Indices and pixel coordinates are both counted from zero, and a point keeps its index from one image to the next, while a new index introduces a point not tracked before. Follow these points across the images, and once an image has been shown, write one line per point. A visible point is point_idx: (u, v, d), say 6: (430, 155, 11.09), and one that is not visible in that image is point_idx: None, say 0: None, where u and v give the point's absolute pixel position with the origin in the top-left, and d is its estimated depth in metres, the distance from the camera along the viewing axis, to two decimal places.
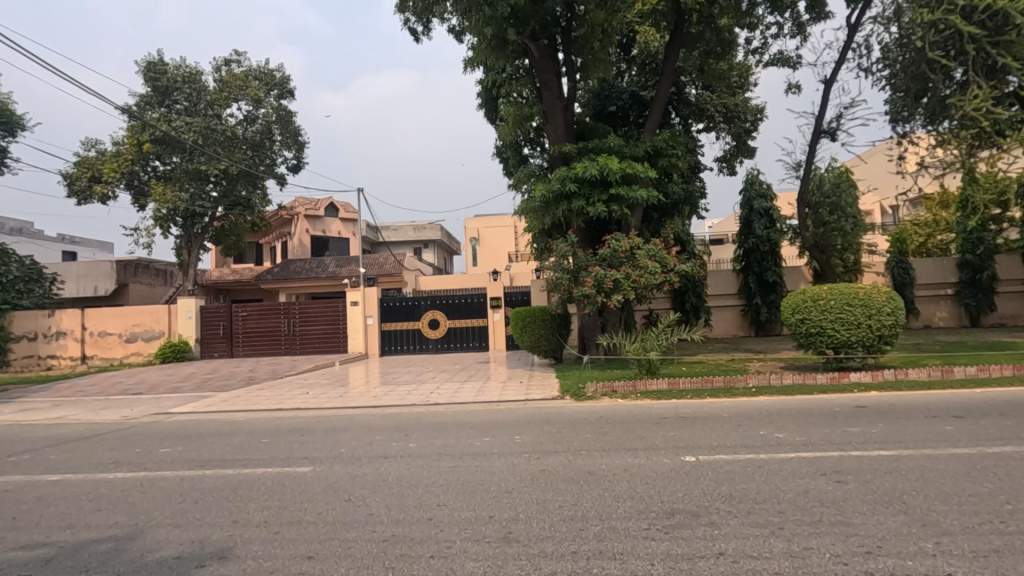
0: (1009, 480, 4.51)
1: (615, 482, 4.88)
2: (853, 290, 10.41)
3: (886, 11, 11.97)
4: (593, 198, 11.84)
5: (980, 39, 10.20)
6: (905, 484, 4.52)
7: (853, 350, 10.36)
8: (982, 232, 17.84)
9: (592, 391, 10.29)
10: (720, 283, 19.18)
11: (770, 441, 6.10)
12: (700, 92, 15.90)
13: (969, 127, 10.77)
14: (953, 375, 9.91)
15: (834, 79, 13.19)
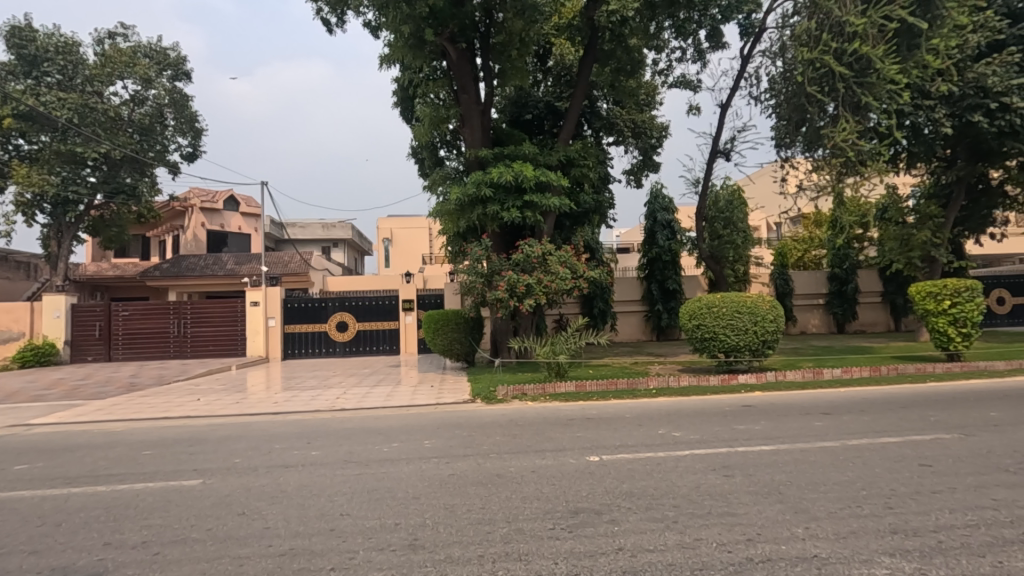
0: (865, 469, 5.11)
1: (523, 484, 4.97)
2: (742, 298, 11.37)
3: (773, 46, 13.19)
4: (507, 203, 12.01)
5: (848, 79, 11.53)
6: (783, 476, 4.98)
7: (741, 354, 11.28)
8: (848, 249, 20.20)
9: (502, 394, 10.40)
10: (625, 290, 20.16)
11: (668, 440, 6.49)
12: (611, 107, 16.64)
13: (838, 155, 12.14)
14: (823, 377, 11.09)
15: (729, 105, 14.28)
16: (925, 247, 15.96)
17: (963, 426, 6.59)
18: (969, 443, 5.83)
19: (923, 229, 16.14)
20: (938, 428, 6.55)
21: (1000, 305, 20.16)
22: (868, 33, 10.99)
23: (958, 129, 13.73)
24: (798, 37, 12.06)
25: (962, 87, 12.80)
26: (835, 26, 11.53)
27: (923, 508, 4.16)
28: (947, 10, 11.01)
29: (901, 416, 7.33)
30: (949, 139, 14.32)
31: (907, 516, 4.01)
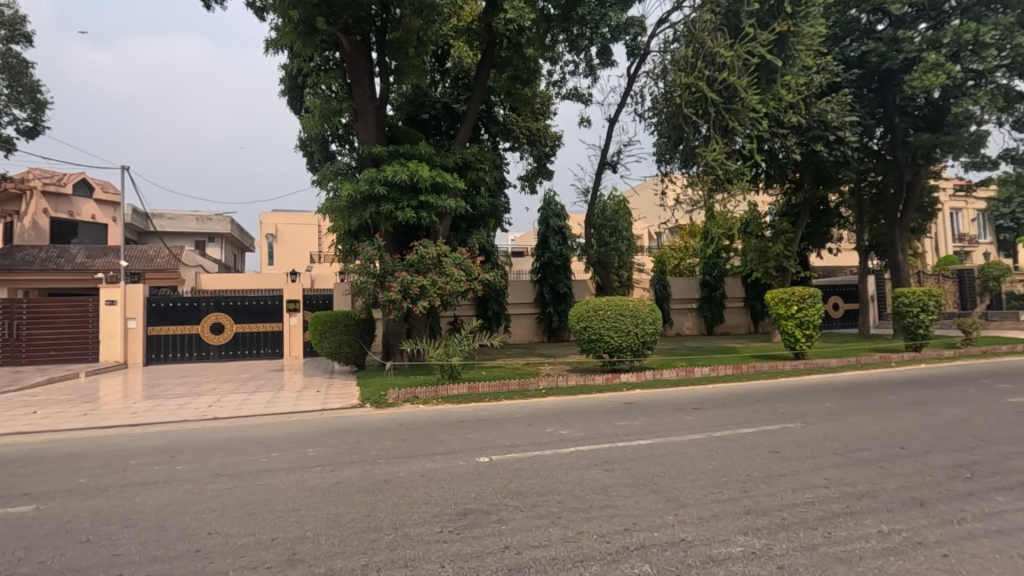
0: (726, 458, 5.67)
1: (412, 488, 4.89)
2: (625, 302, 12.11)
3: (656, 69, 14.19)
4: (402, 203, 11.77)
5: (718, 105, 12.74)
6: (657, 467, 5.38)
7: (623, 354, 11.99)
8: (716, 259, 22.34)
9: (393, 397, 10.15)
10: (519, 293, 20.60)
11: (556, 438, 6.73)
12: (507, 113, 16.96)
13: (709, 173, 13.37)
14: (694, 374, 12.14)
15: (617, 120, 15.14)
16: (779, 258, 18.07)
17: (805, 416, 7.55)
18: (809, 431, 6.69)
19: (777, 242, 18.27)
20: (786, 419, 7.44)
21: (836, 310, 23.38)
22: (735, 66, 12.23)
23: (805, 156, 15.74)
24: (677, 62, 13.12)
25: (809, 120, 14.67)
26: (708, 55, 12.69)
27: (771, 490, 4.70)
28: (797, 52, 12.53)
29: (757, 408, 8.24)
30: (798, 164, 16.38)
31: (758, 498, 4.51)
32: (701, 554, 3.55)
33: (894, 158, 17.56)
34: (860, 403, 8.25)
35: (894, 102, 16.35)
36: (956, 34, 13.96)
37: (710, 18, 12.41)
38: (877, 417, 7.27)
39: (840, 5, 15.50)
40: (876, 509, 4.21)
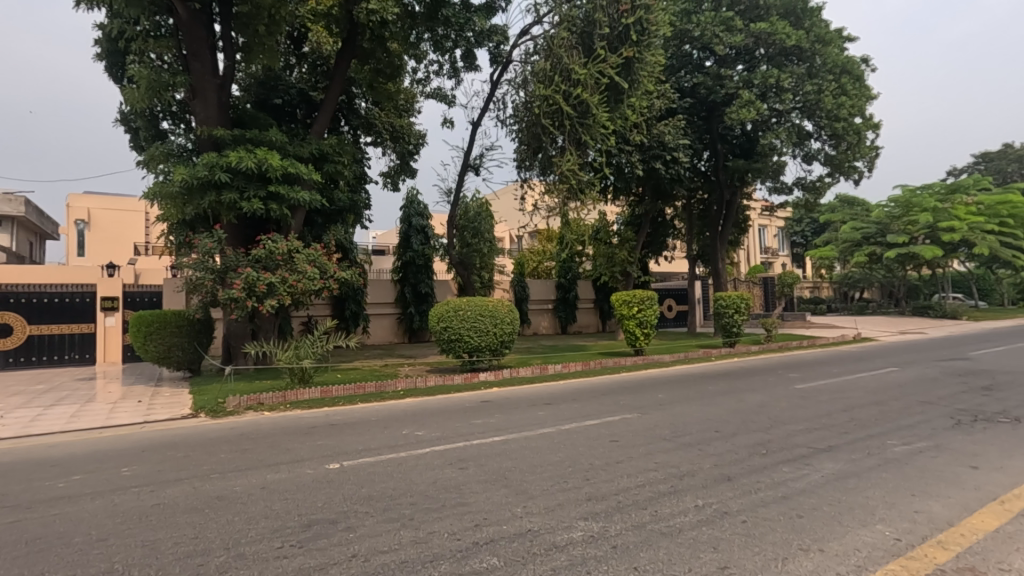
0: (572, 449, 6.07)
1: (250, 503, 4.51)
2: (485, 303, 12.36)
3: (517, 78, 14.72)
4: (248, 192, 10.78)
5: (573, 119, 13.57)
6: (508, 462, 5.58)
7: (482, 354, 12.23)
8: (570, 262, 23.81)
9: (234, 405, 9.26)
10: (378, 292, 20.04)
11: (411, 439, 6.66)
12: (369, 106, 16.39)
13: (564, 182, 14.19)
14: (548, 372, 12.81)
15: (479, 124, 15.42)
16: (624, 264, 19.81)
17: (641, 407, 8.36)
18: (644, 420, 7.42)
19: (622, 249, 20.03)
20: (625, 410, 8.18)
21: (670, 311, 26.23)
22: (588, 83, 13.12)
23: (646, 172, 17.46)
24: (537, 74, 13.73)
25: (650, 140, 16.27)
26: (564, 71, 13.45)
27: (610, 476, 5.12)
28: (641, 77, 13.78)
29: (601, 402, 8.94)
30: (641, 180, 18.11)
31: (598, 484, 4.88)
32: (545, 542, 3.75)
33: (717, 179, 20.17)
34: (686, 394, 9.35)
35: (717, 130, 18.79)
36: (763, 78, 16.45)
37: (567, 36, 13.20)
38: (698, 405, 8.31)
39: (676, 40, 17.47)
40: (694, 487, 4.79)
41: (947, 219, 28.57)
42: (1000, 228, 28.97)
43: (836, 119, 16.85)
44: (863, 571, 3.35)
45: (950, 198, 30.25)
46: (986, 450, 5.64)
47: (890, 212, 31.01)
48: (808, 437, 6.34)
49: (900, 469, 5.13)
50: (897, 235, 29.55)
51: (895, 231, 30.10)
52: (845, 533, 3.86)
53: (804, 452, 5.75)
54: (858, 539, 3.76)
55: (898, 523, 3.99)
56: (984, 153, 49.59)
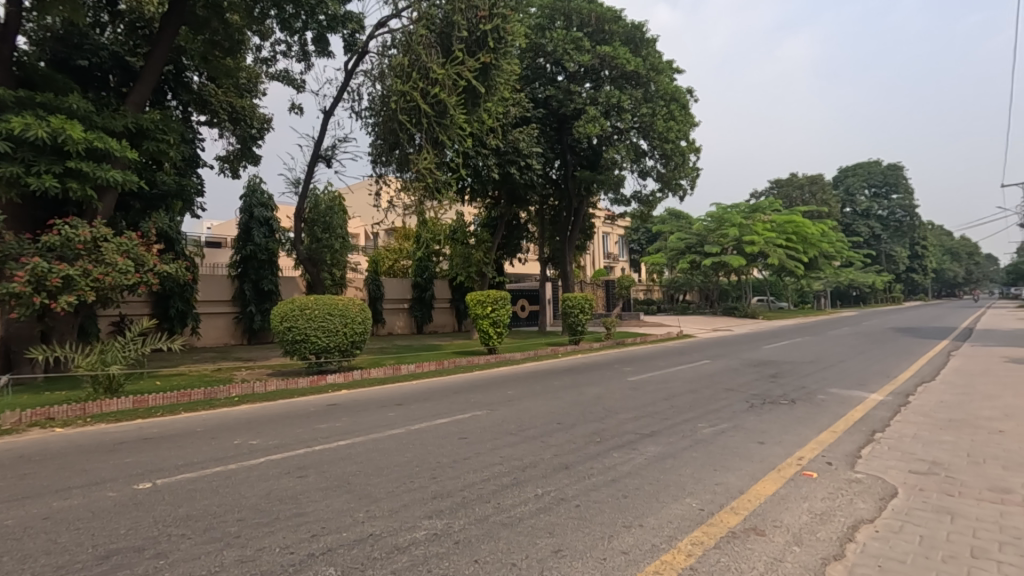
0: (420, 449, 6.03)
1: (28, 539, 3.76)
2: (334, 301, 11.75)
3: (373, 70, 14.25)
4: (37, 167, 9.00)
5: (430, 117, 13.49)
6: (352, 467, 5.36)
7: (331, 355, 11.60)
8: (427, 262, 23.69)
9: (12, 422, 7.67)
10: (211, 289, 18.05)
11: (244, 449, 6.09)
12: (204, 82, 14.68)
13: (421, 180, 14.05)
14: (401, 372, 12.60)
15: (332, 113, 14.63)
16: (480, 264, 20.24)
17: (490, 403, 8.60)
18: (493, 416, 7.64)
19: (478, 250, 20.45)
20: (475, 407, 8.36)
21: (523, 311, 27.35)
22: (445, 84, 13.12)
23: (502, 177, 18.04)
24: (394, 68, 13.41)
25: (506, 145, 16.85)
26: (423, 69, 13.31)
27: (456, 472, 5.18)
28: (497, 83, 14.15)
29: (453, 400, 9.02)
30: (496, 183, 18.67)
31: (444, 482, 4.91)
32: (386, 545, 3.67)
33: (566, 187, 21.53)
34: (533, 389, 9.83)
35: (567, 141, 20.06)
36: (607, 97, 17.94)
37: (425, 34, 13.08)
38: (544, 400, 8.79)
39: (531, 53, 18.53)
40: (535, 477, 5.04)
41: (750, 234, 33.68)
42: (787, 243, 34.92)
43: (666, 141, 18.92)
44: (673, 540, 3.80)
45: (752, 216, 35.69)
46: (770, 428, 6.75)
47: (707, 226, 35.67)
48: (636, 424, 7.04)
49: (707, 448, 5.92)
50: (712, 246, 34.11)
51: (711, 242, 34.68)
52: (661, 508, 4.34)
53: (632, 438, 6.37)
54: (671, 512, 4.26)
55: (703, 495, 4.60)
56: (778, 180, 59.33)
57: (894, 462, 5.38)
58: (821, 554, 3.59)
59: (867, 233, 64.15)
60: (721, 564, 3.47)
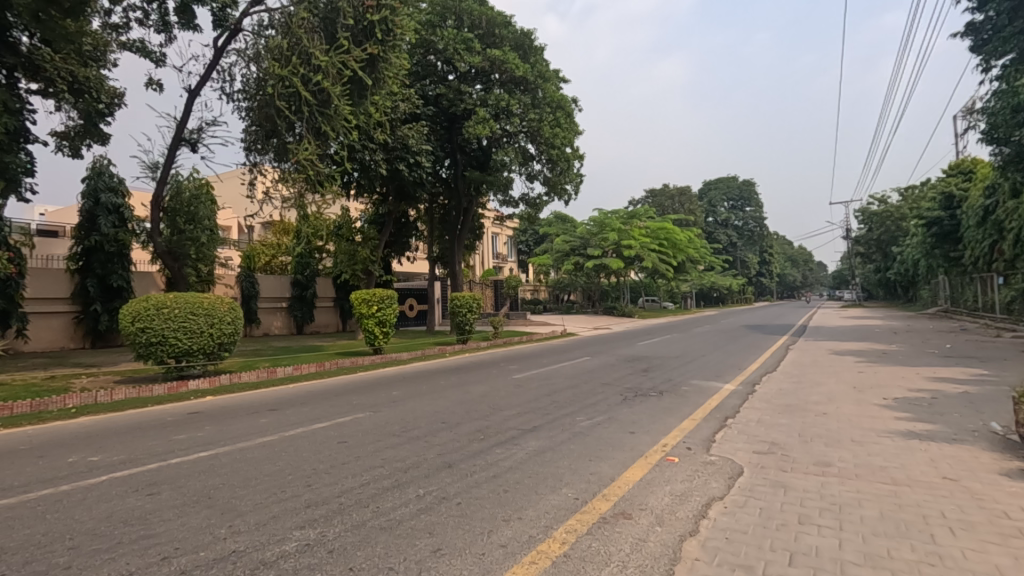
0: (294, 456, 5.68)
1: None
2: (197, 299, 10.69)
3: (248, 50, 13.21)
4: None
5: (312, 106, 12.77)
6: (214, 480, 4.91)
7: (194, 358, 10.56)
8: (309, 258, 22.47)
9: None
10: (44, 285, 15.60)
11: (81, 467, 5.34)
12: (35, 44, 12.64)
13: (301, 172, 13.27)
14: (276, 375, 11.79)
15: (198, 93, 13.33)
16: (366, 262, 19.50)
17: (373, 405, 8.34)
18: (375, 418, 7.42)
19: (364, 248, 19.70)
20: (357, 409, 8.06)
21: (411, 310, 26.89)
22: (329, 72, 12.41)
23: (389, 173, 17.59)
24: (271, 50, 12.50)
25: (393, 141, 16.46)
26: (304, 54, 12.55)
27: (334, 479, 4.96)
28: (385, 76, 13.75)
29: (333, 403, 8.62)
30: (384, 179, 18.20)
31: (320, 489, 4.68)
32: (252, 561, 3.41)
33: (455, 187, 21.52)
34: (418, 389, 9.71)
35: (457, 141, 20.05)
36: (496, 100, 18.22)
37: (307, 17, 12.34)
38: (429, 400, 8.70)
39: (421, 49, 18.28)
40: (416, 478, 4.98)
41: (627, 238, 36.05)
42: (659, 248, 37.85)
43: (551, 146, 19.58)
44: (550, 529, 3.96)
45: (630, 222, 38.22)
46: (640, 419, 7.28)
47: (590, 229, 37.57)
48: (518, 421, 7.22)
49: (584, 440, 6.24)
50: (595, 249, 36.01)
51: (593, 245, 36.56)
52: (538, 500, 4.50)
53: (514, 434, 6.53)
54: (548, 503, 4.42)
55: (578, 485, 4.83)
56: (653, 189, 64.14)
57: (741, 445, 6.06)
58: (679, 531, 3.94)
59: (726, 240, 71.48)
60: (592, 548, 3.67)
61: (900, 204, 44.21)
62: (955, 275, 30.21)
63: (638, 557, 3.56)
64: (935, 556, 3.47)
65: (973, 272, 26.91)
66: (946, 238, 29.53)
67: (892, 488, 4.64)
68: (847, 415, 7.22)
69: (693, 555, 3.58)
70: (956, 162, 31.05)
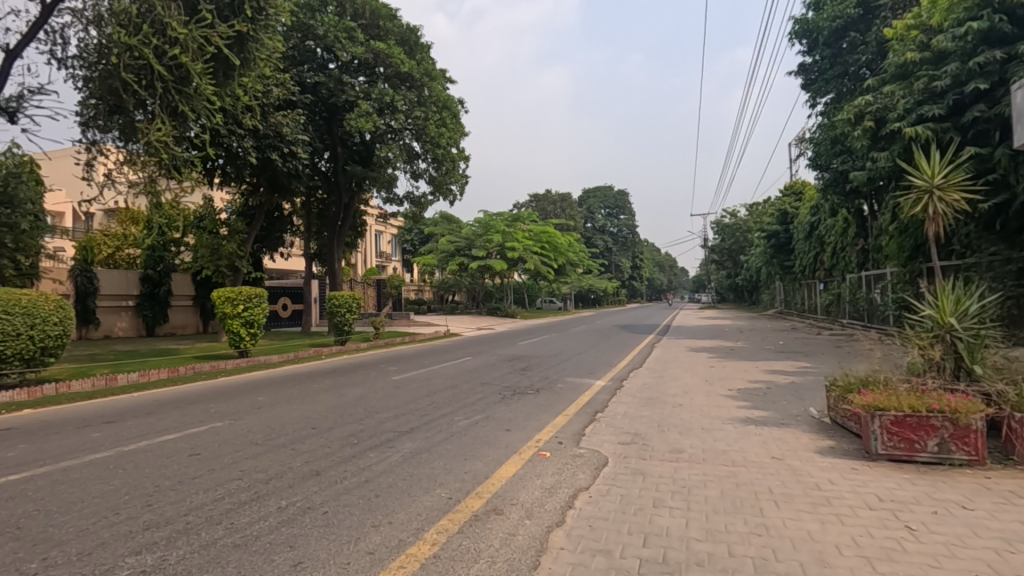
0: (133, 473, 5.03)
1: None
2: (13, 295, 9.09)
3: (86, 11, 11.51)
4: None
5: (167, 82, 11.38)
6: (26, 507, 4.19)
7: (7, 365, 8.96)
8: (163, 251, 20.20)
9: None
10: None
11: None
12: None
13: (153, 155, 11.90)
14: (117, 383, 10.38)
15: (19, 54, 11.37)
16: (231, 257, 17.93)
17: (234, 412, 7.68)
18: (235, 427, 6.82)
19: (230, 241, 18.10)
20: (214, 418, 7.34)
21: (284, 310, 25.26)
22: (189, 47, 11.12)
23: (260, 162, 16.34)
24: (115, 15, 10.94)
25: (265, 128, 15.30)
26: (158, 23, 11.13)
27: (179, 496, 4.46)
28: (255, 57, 12.75)
29: (186, 412, 7.80)
30: (254, 168, 16.89)
31: (162, 509, 4.19)
32: None
33: (335, 181, 20.54)
34: (288, 394, 9.12)
35: (337, 133, 19.19)
36: (380, 94, 17.70)
37: None
38: (298, 404, 8.21)
39: (299, 33, 17.20)
40: (278, 488, 4.66)
41: (511, 240, 36.92)
42: (541, 251, 39.19)
43: (437, 146, 19.34)
44: (421, 532, 3.90)
45: (514, 225, 39.14)
46: (516, 416, 7.46)
47: (475, 230, 37.87)
48: (395, 423, 7.05)
49: (460, 440, 6.24)
50: (479, 250, 36.35)
51: (478, 246, 36.87)
52: (410, 502, 4.42)
53: (389, 437, 6.36)
54: (419, 505, 4.36)
55: (451, 485, 4.82)
56: (536, 194, 66.26)
57: (608, 437, 6.44)
58: (546, 523, 4.09)
59: (603, 245, 76.03)
60: (462, 547, 3.68)
61: (747, 218, 50.05)
62: (788, 282, 34.83)
63: (507, 551, 3.63)
64: (761, 527, 3.95)
65: (801, 279, 31.25)
66: (782, 249, 33.99)
67: (732, 469, 5.22)
68: (699, 405, 7.99)
69: (558, 545, 3.72)
70: (790, 184, 35.88)
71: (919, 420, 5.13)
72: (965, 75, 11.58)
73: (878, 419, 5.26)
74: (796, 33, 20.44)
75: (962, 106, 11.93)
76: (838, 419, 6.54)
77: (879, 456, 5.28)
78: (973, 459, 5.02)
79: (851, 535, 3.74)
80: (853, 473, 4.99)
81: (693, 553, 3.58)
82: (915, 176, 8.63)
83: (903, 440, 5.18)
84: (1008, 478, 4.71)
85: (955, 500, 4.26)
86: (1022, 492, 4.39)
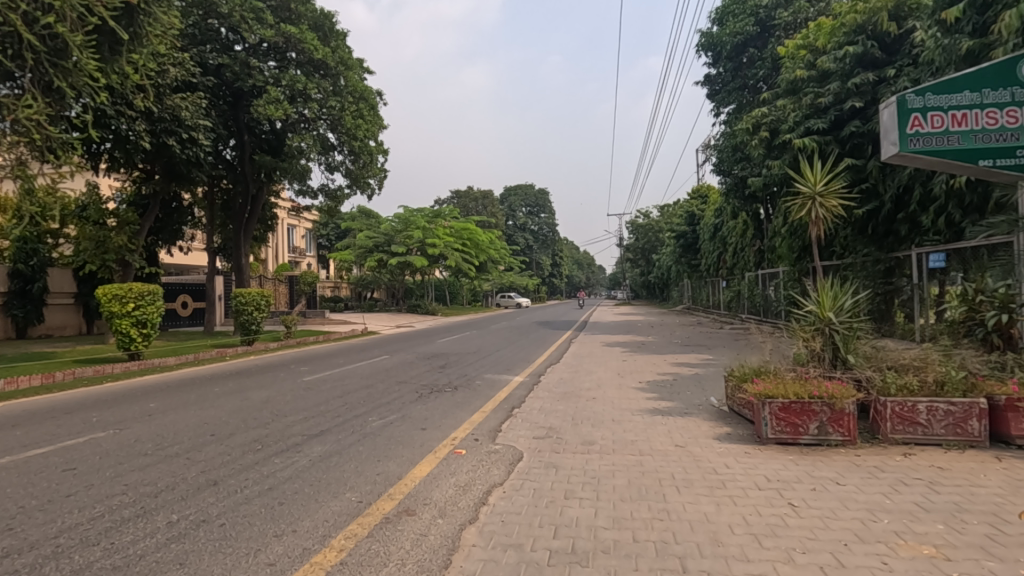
0: None
1: None
2: None
3: None
4: None
5: (38, 53, 10.06)
6: None
7: None
8: (37, 244, 18.04)
9: None
10: None
11: None
12: None
13: (23, 134, 10.60)
14: None
15: None
16: (120, 251, 16.39)
17: (120, 421, 7.02)
18: (120, 437, 6.21)
19: (119, 233, 16.54)
20: (95, 428, 6.66)
21: (184, 309, 23.44)
22: (66, 15, 9.86)
23: (155, 148, 14.94)
24: None
25: (160, 111, 14.06)
26: None
27: (49, 517, 4.00)
28: (148, 32, 11.67)
29: (64, 422, 7.05)
30: (147, 155, 15.44)
31: (27, 532, 3.74)
32: None
33: (241, 170, 19.26)
34: (184, 399, 8.44)
35: (243, 121, 18.14)
36: (291, 81, 16.80)
37: None
38: (196, 410, 7.65)
39: (200, 10, 15.95)
40: (169, 501, 4.30)
41: (432, 237, 36.48)
42: (462, 248, 39.00)
43: (354, 138, 18.65)
44: (327, 538, 3.76)
45: (435, 221, 38.69)
46: (432, 415, 7.37)
47: (394, 226, 37.01)
48: (303, 426, 6.73)
49: (373, 441, 6.07)
50: (398, 246, 35.60)
51: (397, 242, 36.09)
52: (317, 508, 4.24)
53: (297, 441, 6.07)
54: (327, 511, 4.20)
55: (362, 488, 4.68)
56: (459, 192, 65.88)
57: (523, 432, 6.53)
58: (459, 521, 4.07)
59: (524, 243, 77.08)
60: (371, 551, 3.58)
61: (659, 219, 52.65)
62: (695, 280, 37.04)
63: (417, 553, 3.57)
64: (664, 512, 4.16)
65: (705, 276, 33.35)
66: (689, 248, 36.09)
67: (638, 458, 5.47)
68: (610, 398, 8.31)
69: (469, 542, 3.71)
70: (697, 188, 38.19)
71: (802, 406, 5.63)
72: (844, 94, 12.84)
73: (768, 406, 5.71)
74: (703, 46, 21.80)
75: (841, 122, 13.19)
76: (734, 408, 7.04)
77: (768, 440, 5.73)
78: (846, 439, 5.57)
79: (742, 515, 4.03)
80: (745, 457, 5.40)
81: (600, 541, 3.71)
82: (801, 183, 9.44)
83: (788, 424, 5.67)
84: (873, 455, 5.28)
85: (829, 477, 4.73)
86: (884, 466, 4.95)
